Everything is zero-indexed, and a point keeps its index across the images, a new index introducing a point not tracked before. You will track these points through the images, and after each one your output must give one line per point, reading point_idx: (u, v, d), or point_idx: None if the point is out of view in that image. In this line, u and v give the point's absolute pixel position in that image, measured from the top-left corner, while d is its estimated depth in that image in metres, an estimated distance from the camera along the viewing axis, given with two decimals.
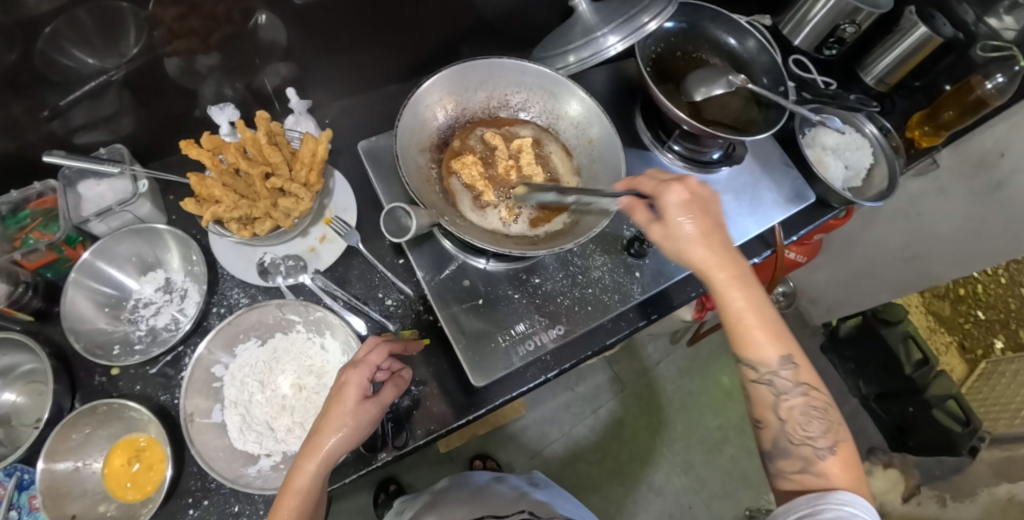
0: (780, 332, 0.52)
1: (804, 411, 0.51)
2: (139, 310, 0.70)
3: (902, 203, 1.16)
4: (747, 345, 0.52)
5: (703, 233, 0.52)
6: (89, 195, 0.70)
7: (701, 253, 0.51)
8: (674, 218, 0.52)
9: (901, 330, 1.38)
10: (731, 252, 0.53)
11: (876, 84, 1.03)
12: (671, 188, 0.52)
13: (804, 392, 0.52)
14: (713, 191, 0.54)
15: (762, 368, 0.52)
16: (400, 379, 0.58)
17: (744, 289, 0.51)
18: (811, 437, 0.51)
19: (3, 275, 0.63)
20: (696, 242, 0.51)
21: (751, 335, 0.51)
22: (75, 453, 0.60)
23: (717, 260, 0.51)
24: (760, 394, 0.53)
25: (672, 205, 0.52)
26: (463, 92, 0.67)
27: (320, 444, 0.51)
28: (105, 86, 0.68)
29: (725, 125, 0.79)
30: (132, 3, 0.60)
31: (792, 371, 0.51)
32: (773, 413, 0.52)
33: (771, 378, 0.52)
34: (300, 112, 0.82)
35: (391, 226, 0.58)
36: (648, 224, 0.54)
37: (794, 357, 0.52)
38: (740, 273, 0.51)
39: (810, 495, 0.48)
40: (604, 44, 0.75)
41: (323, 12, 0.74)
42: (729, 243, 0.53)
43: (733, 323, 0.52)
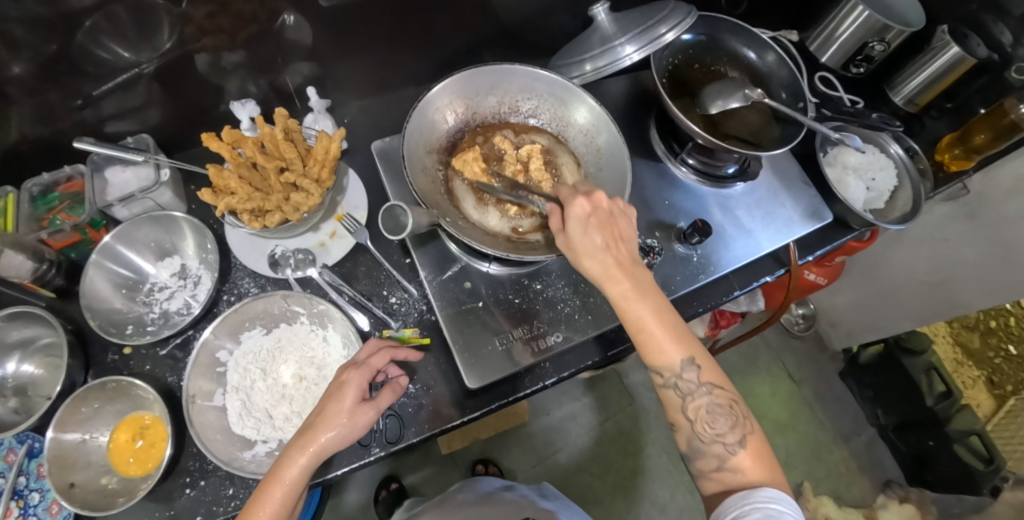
0: (682, 335, 0.53)
1: (710, 409, 0.52)
2: (154, 294, 0.72)
3: (928, 228, 1.12)
4: (650, 352, 0.53)
5: (604, 244, 0.53)
6: (114, 181, 0.74)
7: (600, 265, 0.53)
8: (575, 229, 0.54)
9: (924, 361, 1.32)
10: (630, 263, 0.54)
11: (905, 104, 1.01)
12: (575, 198, 0.55)
13: (709, 390, 0.52)
14: (623, 206, 0.56)
15: (666, 373, 0.53)
16: (400, 385, 0.59)
17: (642, 300, 0.52)
18: (720, 434, 0.51)
19: (29, 252, 0.66)
20: (596, 253, 0.53)
21: (653, 341, 0.52)
22: (83, 425, 0.63)
23: (613, 271, 0.52)
24: (668, 397, 0.54)
25: (574, 214, 0.54)
26: (475, 96, 0.67)
27: (313, 439, 0.52)
28: (137, 78, 0.71)
29: (740, 140, 0.78)
30: (166, 1, 0.63)
31: (695, 372, 0.52)
32: (683, 415, 0.53)
33: (676, 382, 0.53)
34: (319, 110, 0.84)
35: (388, 222, 0.58)
36: (559, 233, 0.55)
37: (697, 358, 0.52)
38: (636, 284, 0.52)
39: (737, 495, 0.48)
40: (620, 54, 0.75)
41: (348, 15, 0.76)
42: (630, 254, 0.54)
43: (636, 333, 0.53)
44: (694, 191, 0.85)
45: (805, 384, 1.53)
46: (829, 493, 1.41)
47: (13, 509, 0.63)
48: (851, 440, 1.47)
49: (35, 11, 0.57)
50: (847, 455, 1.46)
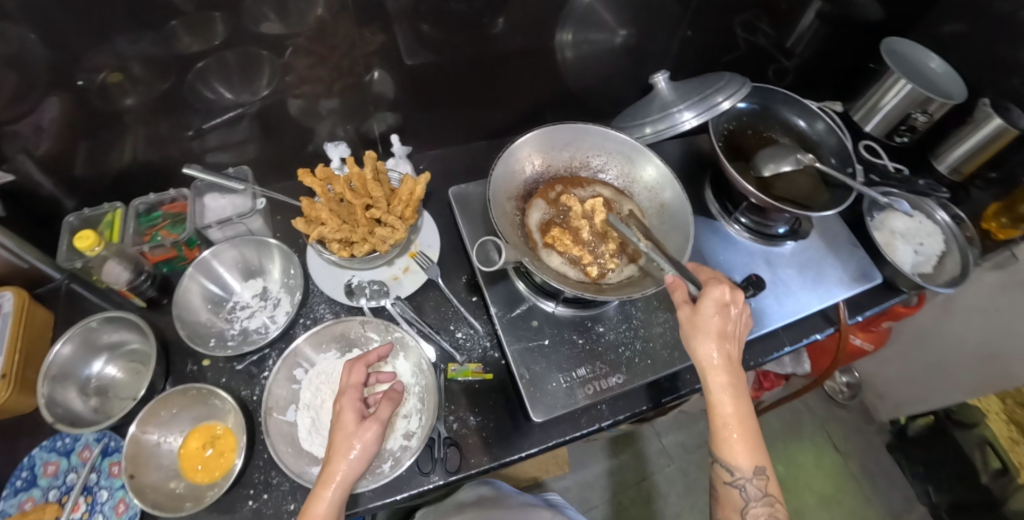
0: (759, 444, 0.55)
1: (768, 519, 0.54)
2: (236, 311, 0.78)
3: (978, 298, 1.11)
4: (725, 447, 0.55)
5: (722, 338, 0.58)
6: (212, 206, 0.81)
7: (709, 351, 0.57)
8: (704, 311, 0.58)
9: (977, 434, 1.24)
10: (736, 366, 0.58)
11: (950, 172, 1.04)
12: (718, 284, 0.58)
13: (771, 502, 0.54)
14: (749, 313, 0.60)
15: (736, 471, 0.55)
16: (396, 392, 0.58)
17: (736, 398, 0.56)
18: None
19: (128, 263, 0.74)
20: (712, 342, 0.57)
21: (732, 439, 0.55)
22: (162, 427, 0.67)
23: (721, 363, 0.57)
24: (729, 495, 0.55)
25: (711, 296, 0.57)
26: (550, 149, 0.72)
27: (334, 471, 0.52)
28: (239, 116, 0.80)
29: (792, 201, 0.81)
30: (272, 52, 0.72)
31: (763, 481, 0.54)
32: (739, 516, 0.55)
33: (744, 483, 0.55)
34: (400, 155, 0.93)
35: (481, 255, 0.73)
36: (684, 303, 0.59)
37: (766, 469, 0.55)
38: (737, 383, 0.56)
39: None
40: (679, 119, 0.81)
41: (431, 73, 0.85)
42: (737, 357, 0.58)
43: (719, 426, 0.56)
44: (745, 247, 0.88)
45: (851, 457, 1.47)
46: None
47: (80, 504, 0.66)
48: None
49: (153, 50, 0.65)
50: None
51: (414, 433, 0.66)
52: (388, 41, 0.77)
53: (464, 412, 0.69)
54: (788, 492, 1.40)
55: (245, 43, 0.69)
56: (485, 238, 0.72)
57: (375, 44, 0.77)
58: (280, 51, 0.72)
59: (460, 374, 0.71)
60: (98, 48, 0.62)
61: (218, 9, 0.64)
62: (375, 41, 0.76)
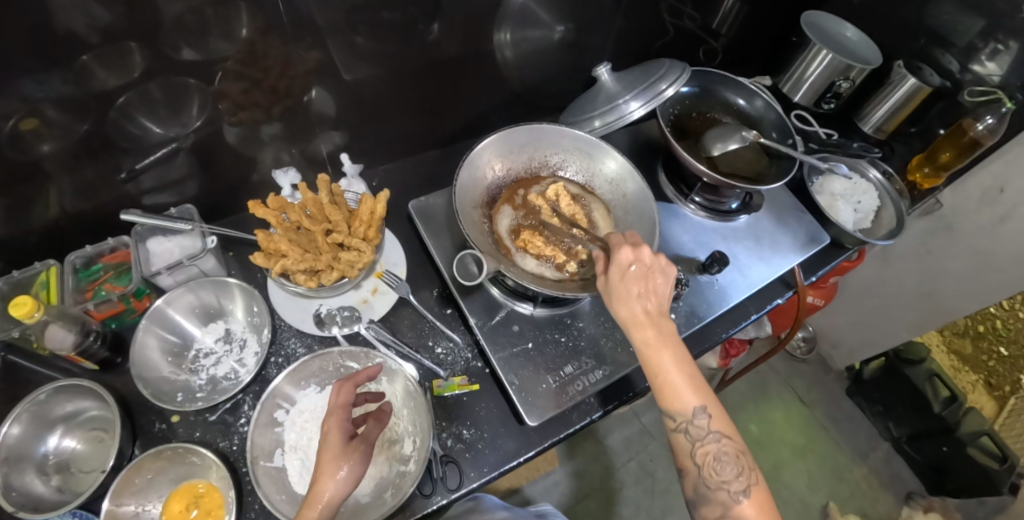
0: (697, 384, 0.55)
1: (718, 456, 0.53)
2: (200, 360, 0.74)
3: (912, 243, 1.20)
4: (665, 396, 0.54)
5: (639, 294, 0.57)
6: (157, 251, 0.76)
7: (628, 309, 0.57)
8: (616, 274, 0.58)
9: (925, 369, 1.38)
10: (660, 314, 0.57)
11: (875, 132, 1.11)
12: (620, 249, 0.60)
13: (719, 438, 0.54)
14: (665, 261, 0.59)
15: (678, 417, 0.54)
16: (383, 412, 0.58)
17: (664, 346, 0.55)
18: (725, 481, 0.53)
19: (75, 325, 0.68)
20: (629, 300, 0.57)
21: (669, 388, 0.54)
22: (137, 496, 0.63)
23: (641, 317, 0.56)
24: (678, 442, 0.55)
25: (617, 261, 0.59)
26: (509, 153, 0.73)
27: (320, 492, 0.51)
28: (174, 151, 0.75)
29: (742, 177, 0.85)
30: (199, 79, 0.68)
31: (706, 419, 0.54)
32: (691, 460, 0.55)
33: (688, 426, 0.54)
34: (353, 175, 0.91)
35: (461, 271, 0.68)
36: (601, 274, 0.61)
37: (710, 407, 0.54)
38: (660, 331, 0.55)
39: None
40: (626, 109, 0.83)
41: (373, 87, 0.83)
42: (661, 306, 0.57)
43: (653, 378, 0.55)
44: (703, 225, 0.91)
45: (817, 406, 1.56)
46: (855, 512, 1.40)
47: None
48: (868, 458, 1.49)
49: (67, 90, 0.60)
50: (867, 473, 1.47)
51: (410, 456, 0.65)
52: (324, 57, 0.74)
53: (456, 427, 0.69)
54: (765, 449, 1.47)
55: (170, 72, 0.65)
56: (463, 252, 0.67)
57: (310, 61, 0.74)
58: (210, 78, 0.68)
59: (446, 389, 0.70)
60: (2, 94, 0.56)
61: (133, 38, 0.59)
62: (310, 58, 0.73)
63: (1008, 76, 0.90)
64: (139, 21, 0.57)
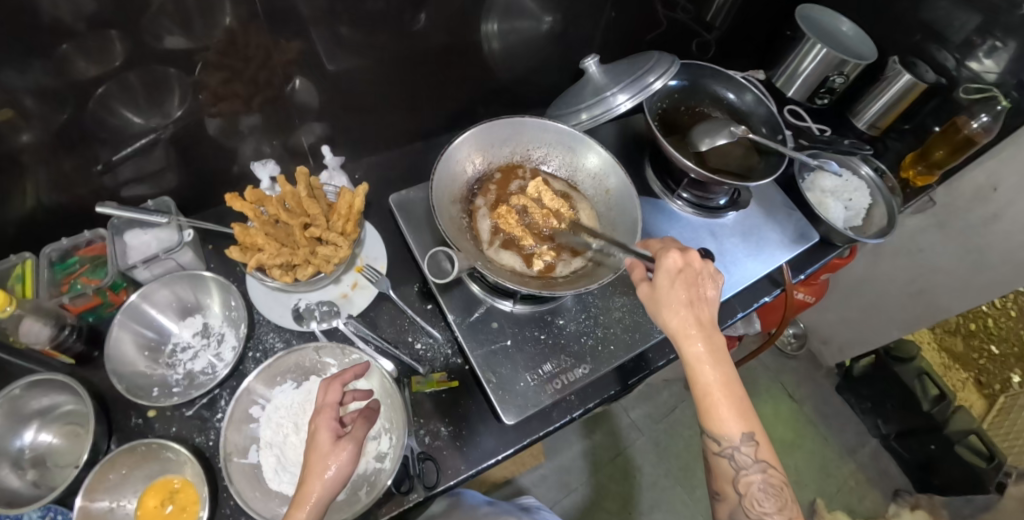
0: (745, 408, 0.53)
1: (761, 487, 0.52)
2: (177, 354, 0.73)
3: (902, 241, 1.19)
4: (712, 419, 0.52)
5: (687, 301, 0.55)
6: (135, 244, 0.75)
7: (680, 319, 0.54)
8: (662, 283, 0.56)
9: (915, 366, 1.37)
10: (710, 328, 0.55)
11: (867, 128, 1.10)
12: (667, 251, 0.57)
13: (763, 469, 0.52)
14: (713, 268, 0.58)
15: (723, 441, 0.53)
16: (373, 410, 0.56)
17: (717, 366, 0.53)
18: (766, 513, 0.51)
19: (50, 318, 0.67)
20: (679, 310, 0.55)
21: (717, 407, 0.52)
22: (112, 492, 0.63)
23: (693, 330, 0.54)
24: (720, 466, 0.53)
25: (664, 266, 0.56)
26: (490, 146, 0.71)
27: (308, 493, 0.50)
28: (153, 142, 0.74)
29: (730, 173, 0.83)
30: (179, 70, 0.66)
31: (752, 447, 0.52)
32: (732, 486, 0.53)
33: (733, 453, 0.53)
34: (334, 167, 0.90)
35: (432, 267, 0.68)
36: (641, 280, 0.58)
37: (756, 435, 0.52)
38: (713, 348, 0.53)
39: None
40: (613, 102, 0.81)
41: (355, 77, 0.81)
42: (711, 321, 0.56)
43: (701, 395, 0.53)
44: (689, 221, 0.89)
45: (806, 402, 1.55)
46: (842, 508, 1.41)
47: None
48: (856, 454, 1.49)
49: (45, 81, 0.59)
50: (855, 469, 1.47)
51: (386, 453, 0.64)
52: (306, 47, 0.73)
53: (434, 423, 0.68)
54: None
55: (149, 62, 0.64)
56: (434, 249, 0.67)
57: (292, 51, 0.72)
58: (190, 68, 0.67)
59: (425, 386, 0.69)
60: None
61: (112, 28, 0.58)
62: (292, 48, 0.72)
63: (1005, 74, 0.89)
64: (116, 9, 0.56)
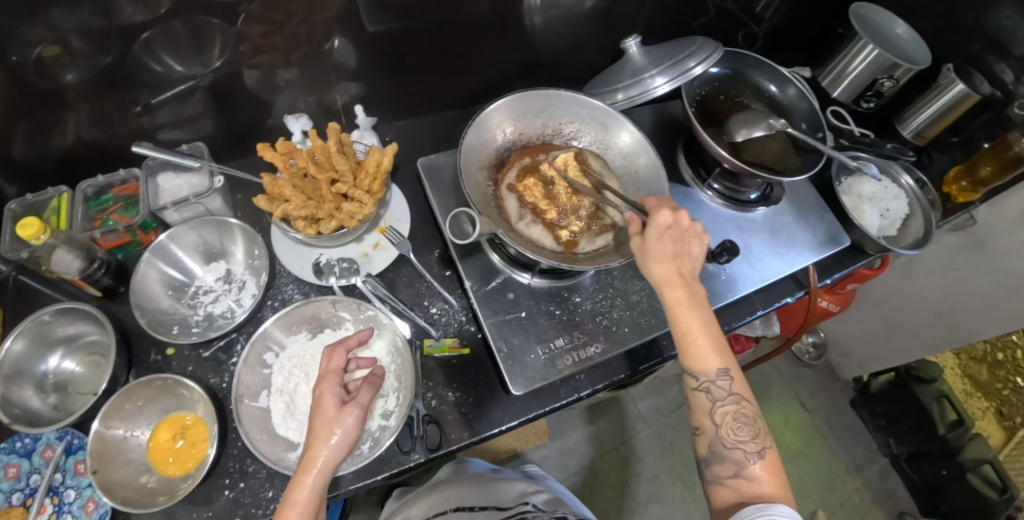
0: (721, 346, 0.55)
1: (736, 417, 0.53)
2: (199, 296, 0.74)
3: (938, 258, 1.16)
4: (689, 355, 0.54)
5: (673, 254, 0.57)
6: (166, 186, 0.76)
7: (664, 269, 0.56)
8: (651, 235, 0.57)
9: (935, 388, 1.34)
10: (690, 278, 0.57)
11: (914, 137, 1.06)
12: (660, 209, 0.59)
13: (737, 401, 0.54)
14: (700, 227, 0.58)
15: (701, 376, 0.54)
16: (376, 377, 0.58)
17: (694, 308, 0.55)
18: (741, 441, 0.52)
19: (80, 251, 0.69)
20: (664, 259, 0.56)
21: (695, 347, 0.54)
22: (127, 422, 0.65)
23: (674, 277, 0.56)
24: (698, 401, 0.54)
25: (656, 222, 0.57)
26: (522, 117, 0.70)
27: (315, 457, 0.51)
28: (191, 90, 0.75)
29: (764, 167, 0.81)
30: (222, 20, 0.67)
31: (728, 381, 0.53)
32: (709, 419, 0.54)
33: (710, 386, 0.54)
34: (365, 127, 0.91)
35: (454, 228, 0.65)
36: (635, 235, 0.59)
37: (732, 370, 0.54)
38: (691, 293, 0.55)
39: (754, 506, 0.47)
40: (651, 84, 0.80)
41: (394, 40, 0.81)
42: (693, 270, 0.57)
43: (680, 337, 0.55)
44: (719, 213, 0.87)
45: (818, 414, 1.51)
46: None
47: (47, 506, 0.64)
48: (864, 471, 1.45)
49: (93, 20, 0.60)
50: (861, 486, 1.43)
51: (393, 412, 0.65)
52: (347, 7, 0.73)
53: (442, 388, 0.68)
54: None
55: (193, 10, 0.64)
56: (457, 209, 0.64)
57: (333, 9, 0.72)
58: (231, 18, 0.67)
59: (436, 350, 0.70)
60: (30, 20, 0.57)
61: None
62: (333, 7, 0.72)
63: None
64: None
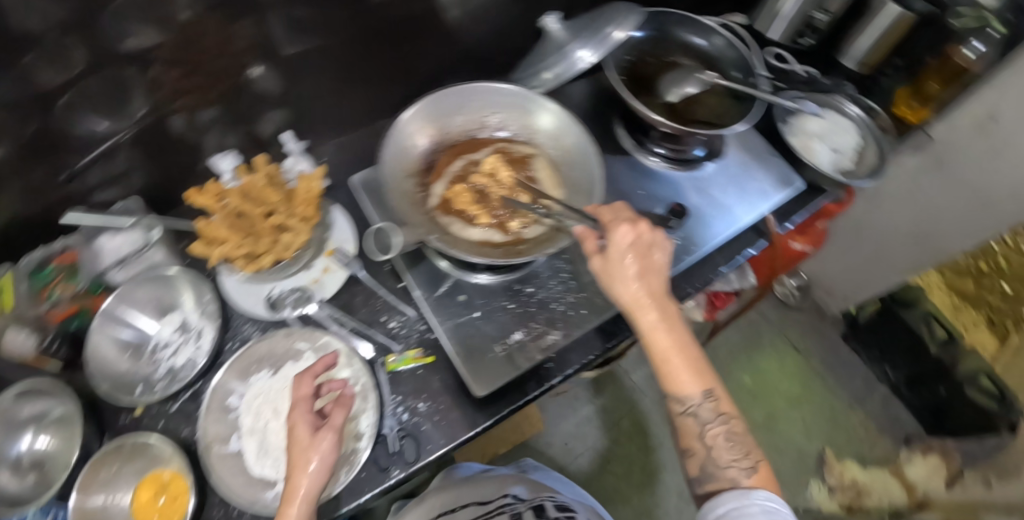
0: (701, 365, 0.54)
1: (726, 437, 0.53)
2: (159, 351, 0.73)
3: (904, 180, 1.16)
4: (668, 379, 0.53)
5: (637, 274, 0.55)
6: (107, 247, 0.74)
7: (630, 291, 0.55)
8: (614, 253, 0.55)
9: (921, 310, 1.30)
10: (661, 296, 0.56)
11: (856, 66, 1.04)
12: (619, 224, 0.56)
13: (725, 420, 0.53)
14: (663, 237, 0.57)
15: (686, 400, 0.53)
16: (347, 398, 0.58)
17: (670, 329, 0.54)
18: (733, 460, 0.52)
19: (31, 327, 0.68)
20: (629, 281, 0.55)
21: (675, 370, 0.53)
22: (105, 488, 0.64)
23: (645, 299, 0.54)
24: (685, 425, 0.53)
25: (617, 238, 0.55)
26: (444, 116, 0.70)
27: (296, 486, 0.52)
28: (116, 145, 0.73)
29: (701, 122, 0.81)
30: (137, 69, 0.66)
31: (714, 403, 0.53)
32: (699, 442, 0.53)
33: (696, 410, 0.53)
34: (297, 153, 0.89)
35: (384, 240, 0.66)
36: (593, 254, 0.57)
37: (715, 390, 0.53)
38: (665, 314, 0.54)
39: (735, 491, 0.49)
40: (576, 58, 0.79)
41: (314, 61, 0.81)
42: (661, 287, 0.56)
43: (658, 360, 0.54)
44: (667, 177, 0.86)
45: (811, 354, 1.51)
46: (853, 457, 1.39)
47: None
48: (866, 403, 1.46)
49: (15, 97, 0.58)
50: (865, 418, 1.44)
51: (364, 433, 0.64)
52: (260, 33, 0.72)
53: (412, 400, 0.68)
54: (758, 400, 1.44)
55: (108, 65, 0.63)
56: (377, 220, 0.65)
57: (244, 38, 0.71)
58: (147, 65, 0.66)
59: (400, 363, 0.69)
60: None
61: (71, 34, 0.58)
62: (246, 35, 0.71)
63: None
64: (73, 10, 0.56)
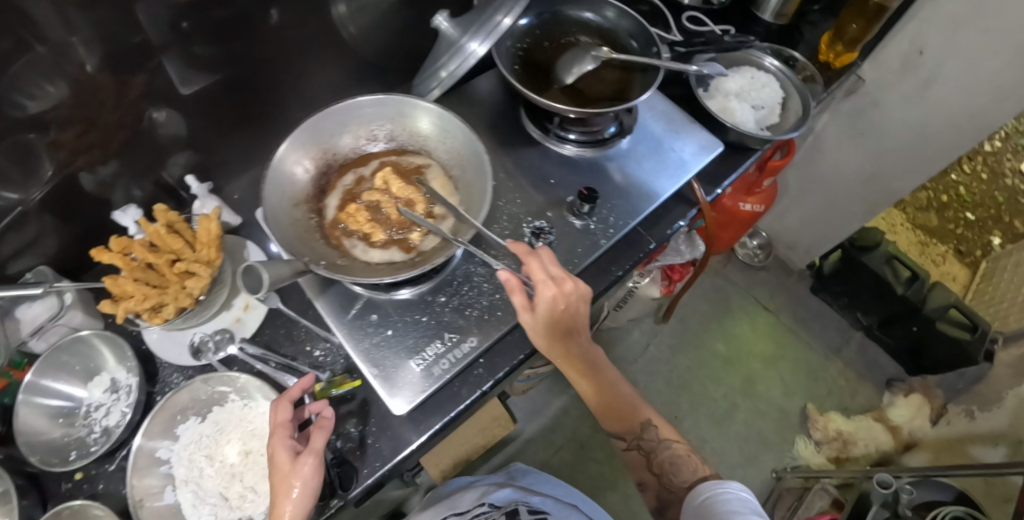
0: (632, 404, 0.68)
1: (673, 460, 0.63)
2: (91, 414, 0.73)
3: (845, 123, 1.13)
4: (611, 420, 0.67)
5: (560, 329, 0.61)
6: (26, 318, 0.74)
7: (558, 352, 0.64)
8: (539, 311, 0.59)
9: (883, 252, 1.32)
10: (586, 350, 0.66)
11: (775, 18, 1.03)
12: (544, 283, 0.59)
13: (670, 444, 0.64)
14: (584, 287, 0.60)
15: (629, 435, 0.66)
16: (325, 420, 0.59)
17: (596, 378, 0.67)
18: (682, 481, 0.62)
19: None
20: (555, 340, 0.62)
21: (614, 411, 0.66)
22: None
23: (571, 359, 0.65)
24: (633, 457, 0.66)
25: (542, 297, 0.58)
26: (326, 139, 0.69)
27: (280, 513, 0.53)
28: (23, 215, 0.68)
29: (605, 99, 0.79)
30: (36, 132, 0.62)
31: (654, 431, 0.65)
32: (649, 471, 0.64)
33: (639, 442, 0.65)
34: (204, 194, 0.85)
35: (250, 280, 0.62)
36: (522, 307, 0.60)
37: (652, 420, 0.66)
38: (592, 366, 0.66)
39: (708, 484, 0.59)
40: (466, 51, 0.76)
41: (212, 99, 0.80)
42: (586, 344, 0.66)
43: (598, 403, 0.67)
44: (582, 161, 0.85)
45: (782, 311, 1.51)
46: (836, 408, 1.38)
47: None
48: (842, 352, 1.45)
49: None
50: (843, 367, 1.43)
51: None
52: (151, 79, 0.70)
53: (344, 426, 0.67)
54: (736, 365, 1.43)
55: (8, 132, 0.60)
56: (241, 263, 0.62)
57: (137, 87, 0.70)
58: (46, 127, 0.63)
59: (329, 389, 0.67)
60: None
61: None
62: (137, 83, 0.69)
63: None
64: None
